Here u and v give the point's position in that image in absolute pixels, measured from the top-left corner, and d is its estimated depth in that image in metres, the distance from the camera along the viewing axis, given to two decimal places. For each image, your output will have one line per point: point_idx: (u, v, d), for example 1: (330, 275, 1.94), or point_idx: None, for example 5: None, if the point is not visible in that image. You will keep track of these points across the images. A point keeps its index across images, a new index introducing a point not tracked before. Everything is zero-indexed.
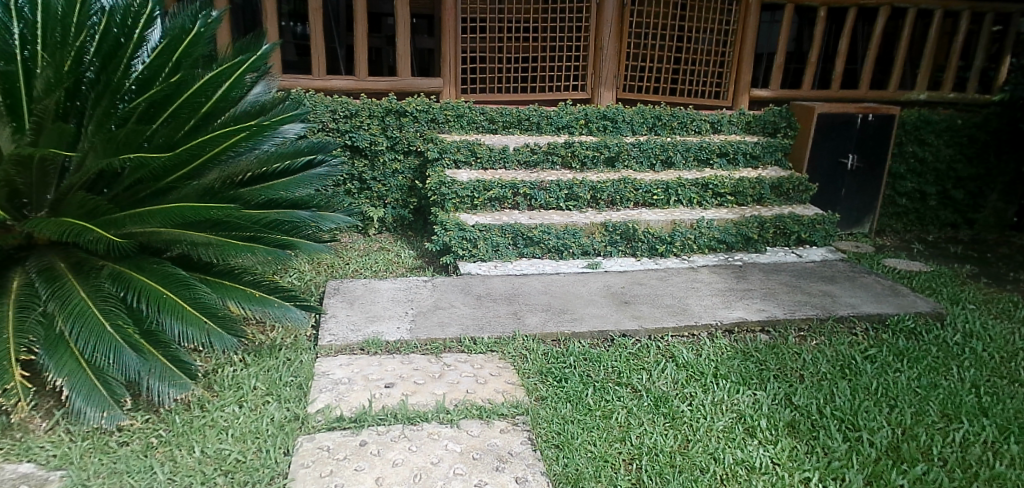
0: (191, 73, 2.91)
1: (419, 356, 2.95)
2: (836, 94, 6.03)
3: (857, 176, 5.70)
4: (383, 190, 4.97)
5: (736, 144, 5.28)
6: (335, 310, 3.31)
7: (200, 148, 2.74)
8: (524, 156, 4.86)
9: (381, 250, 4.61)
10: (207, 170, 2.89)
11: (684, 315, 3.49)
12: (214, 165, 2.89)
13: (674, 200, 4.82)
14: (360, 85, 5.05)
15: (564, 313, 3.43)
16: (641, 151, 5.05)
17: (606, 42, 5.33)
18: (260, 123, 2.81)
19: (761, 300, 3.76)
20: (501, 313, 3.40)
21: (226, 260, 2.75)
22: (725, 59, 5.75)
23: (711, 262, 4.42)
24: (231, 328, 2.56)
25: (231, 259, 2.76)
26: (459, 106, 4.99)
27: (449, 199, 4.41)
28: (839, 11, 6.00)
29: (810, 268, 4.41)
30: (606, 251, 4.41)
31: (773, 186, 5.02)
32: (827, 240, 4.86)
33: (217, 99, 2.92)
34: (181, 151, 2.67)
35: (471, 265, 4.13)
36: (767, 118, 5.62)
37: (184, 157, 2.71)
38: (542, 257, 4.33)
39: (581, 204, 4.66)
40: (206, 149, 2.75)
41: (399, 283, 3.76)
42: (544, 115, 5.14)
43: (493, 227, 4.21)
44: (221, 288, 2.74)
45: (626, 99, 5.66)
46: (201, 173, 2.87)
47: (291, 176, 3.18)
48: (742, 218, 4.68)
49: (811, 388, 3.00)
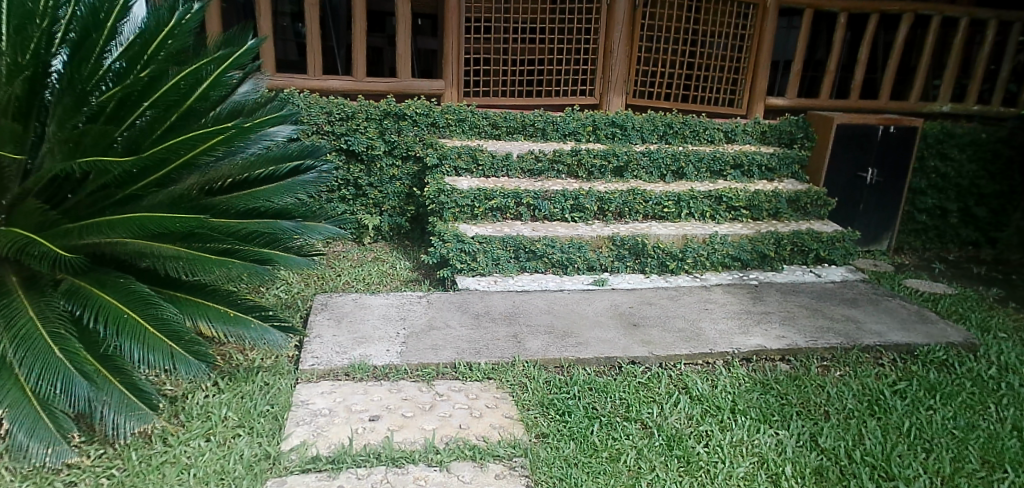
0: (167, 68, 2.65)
1: (410, 384, 2.70)
2: (856, 104, 5.75)
3: (877, 191, 5.44)
4: (379, 197, 4.72)
5: (752, 155, 5.01)
6: (320, 329, 3.05)
7: (170, 152, 2.50)
8: (528, 163, 4.61)
9: (375, 261, 4.37)
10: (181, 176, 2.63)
11: (698, 341, 3.23)
12: (188, 171, 2.63)
13: (687, 213, 4.55)
14: (357, 86, 4.80)
15: (569, 336, 3.17)
16: (651, 161, 4.80)
17: (616, 45, 5.08)
18: (240, 125, 2.57)
19: (781, 326, 3.49)
20: (501, 335, 3.14)
21: (200, 276, 2.49)
22: (740, 66, 5.49)
23: (725, 280, 4.16)
24: (200, 353, 2.29)
25: (206, 275, 2.50)
26: (461, 109, 4.75)
27: (448, 209, 4.16)
28: (861, 17, 5.72)
29: (830, 289, 4.15)
30: (614, 267, 4.14)
31: (790, 200, 4.76)
32: (847, 259, 4.58)
33: (194, 99, 2.66)
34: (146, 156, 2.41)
35: (470, 280, 3.87)
36: (784, 128, 5.36)
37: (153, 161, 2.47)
38: (546, 271, 4.07)
39: (587, 215, 4.40)
40: (173, 156, 2.51)
41: (392, 298, 3.51)
42: (550, 121, 4.89)
43: (494, 239, 3.96)
44: (193, 306, 2.49)
45: (636, 105, 5.40)
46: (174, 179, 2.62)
47: (277, 183, 2.91)
48: (758, 234, 4.42)
49: (838, 428, 2.74)
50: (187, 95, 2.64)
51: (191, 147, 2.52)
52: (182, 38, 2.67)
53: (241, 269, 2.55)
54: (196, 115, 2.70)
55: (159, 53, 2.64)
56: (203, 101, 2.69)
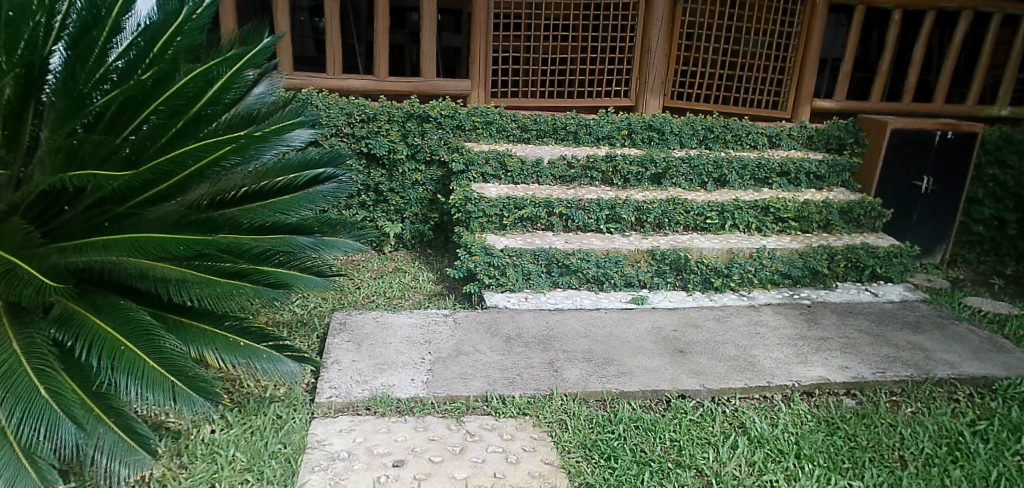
0: (175, 68, 2.38)
1: (437, 420, 2.43)
2: (908, 108, 5.35)
3: (931, 201, 5.07)
4: (401, 203, 4.45)
5: (799, 162, 4.67)
6: (339, 353, 2.79)
7: (176, 163, 2.29)
8: (560, 170, 4.31)
9: (396, 273, 4.11)
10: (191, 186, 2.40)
11: (754, 372, 2.92)
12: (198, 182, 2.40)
13: (731, 224, 4.23)
14: (379, 85, 4.53)
15: (609, 365, 2.87)
16: (691, 168, 4.48)
17: (654, 43, 4.77)
18: (249, 134, 2.35)
19: (843, 354, 3.17)
20: (535, 362, 2.86)
21: (208, 301, 2.24)
22: (786, 65, 5.14)
23: (774, 299, 3.84)
24: (205, 389, 2.04)
25: (214, 300, 2.25)
26: (488, 111, 4.47)
27: (475, 218, 3.89)
28: (916, 14, 5.31)
29: (889, 311, 3.80)
30: (653, 283, 3.85)
31: (842, 211, 4.41)
32: (904, 276, 4.22)
33: (204, 102, 2.40)
34: (146, 170, 2.23)
35: (499, 297, 3.60)
36: (832, 133, 5.01)
37: (155, 174, 2.27)
38: (579, 287, 3.78)
39: (624, 226, 4.09)
40: (179, 169, 2.30)
41: (415, 317, 3.25)
42: (583, 123, 4.59)
43: (525, 252, 3.67)
44: (199, 334, 2.24)
45: (673, 107, 5.07)
46: (183, 190, 2.40)
47: (293, 194, 2.71)
48: (809, 248, 4.08)
49: (919, 478, 2.41)
50: (197, 97, 2.38)
51: (196, 158, 2.30)
52: (193, 35, 2.42)
53: (252, 294, 2.32)
54: (208, 120, 2.44)
55: (167, 52, 2.38)
56: (214, 106, 2.42)
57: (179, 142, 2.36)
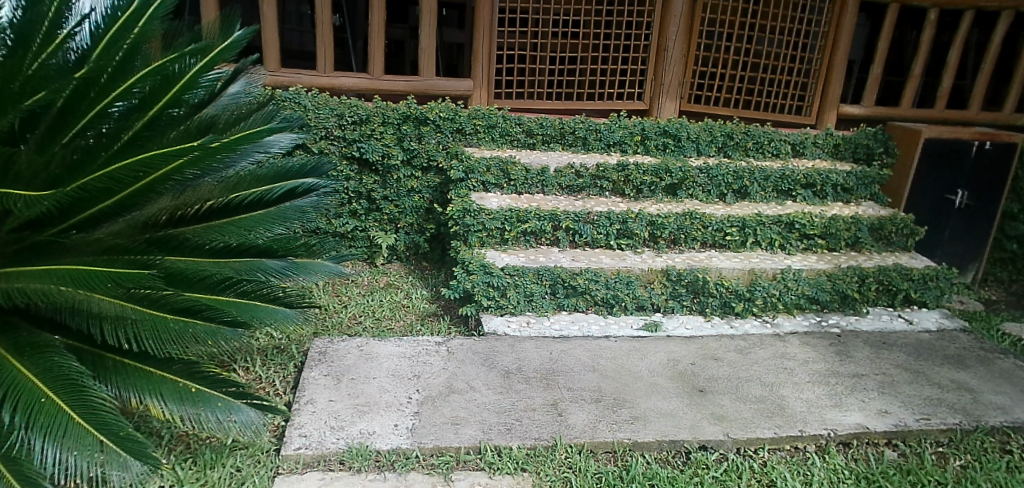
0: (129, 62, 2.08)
1: (422, 478, 2.10)
2: (940, 115, 4.98)
3: (966, 216, 4.71)
4: (395, 212, 4.11)
5: (826, 173, 4.32)
6: (314, 391, 2.48)
7: (115, 181, 2.01)
8: (567, 179, 3.98)
9: (387, 289, 3.78)
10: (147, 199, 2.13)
11: (783, 419, 2.59)
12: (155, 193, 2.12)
13: (752, 241, 3.89)
14: (374, 85, 4.19)
15: (620, 408, 2.55)
16: (709, 178, 4.14)
17: (671, 43, 4.44)
18: (202, 144, 2.04)
19: (881, 396, 2.83)
20: (537, 403, 2.53)
21: (148, 343, 1.91)
22: (811, 68, 4.79)
23: (800, 326, 3.51)
24: (141, 451, 1.69)
25: (157, 342, 1.92)
26: (491, 114, 4.14)
27: (474, 232, 3.56)
28: (953, 15, 4.91)
29: (927, 342, 3.46)
30: (667, 307, 3.51)
31: (873, 227, 4.06)
32: (940, 301, 3.86)
33: (163, 103, 2.08)
34: (70, 190, 1.97)
35: (498, 321, 3.27)
36: (859, 141, 4.66)
37: (89, 191, 2.01)
38: (587, 310, 3.45)
39: (636, 242, 3.76)
40: (117, 186, 2.03)
41: (405, 345, 2.93)
42: (593, 128, 4.26)
43: (528, 271, 3.33)
44: (143, 381, 1.93)
45: (690, 111, 4.72)
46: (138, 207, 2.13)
47: (264, 209, 2.38)
48: (837, 269, 3.74)
49: None
50: (154, 97, 2.07)
51: (139, 174, 2.02)
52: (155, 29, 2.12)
53: (203, 333, 1.98)
54: (170, 125, 2.12)
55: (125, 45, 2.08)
56: (176, 107, 2.11)
57: (136, 150, 2.03)
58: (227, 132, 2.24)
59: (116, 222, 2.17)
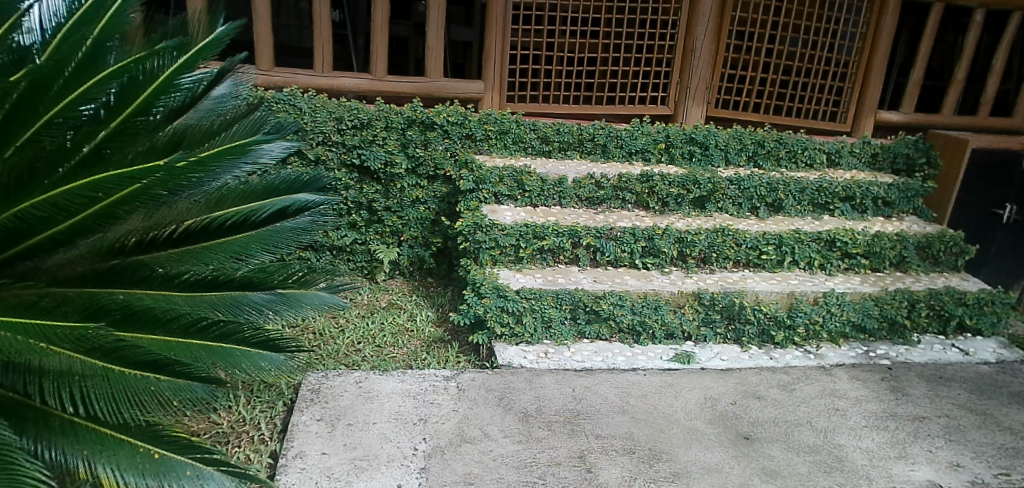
0: (94, 61, 1.77)
1: None
2: (985, 123, 4.61)
3: (1016, 232, 4.28)
4: (398, 224, 3.77)
5: (866, 186, 3.98)
6: (305, 440, 2.16)
7: (58, 209, 1.79)
8: (587, 190, 3.65)
9: (389, 310, 3.44)
10: (119, 219, 1.87)
11: (844, 475, 2.25)
12: (128, 213, 1.86)
13: (790, 261, 3.55)
14: (376, 86, 3.86)
15: (657, 462, 2.21)
16: (741, 190, 3.80)
17: (699, 43, 4.09)
18: (166, 164, 1.80)
19: (950, 446, 2.49)
20: (561, 456, 2.20)
21: (98, 405, 1.63)
22: (847, 71, 4.45)
23: (847, 357, 3.16)
24: None
25: (109, 405, 1.63)
26: (503, 119, 3.82)
27: (486, 249, 3.23)
28: (1002, 15, 4.55)
29: (988, 377, 3.11)
30: (700, 335, 3.16)
31: (919, 246, 3.73)
32: (997, 328, 3.51)
33: (130, 112, 1.79)
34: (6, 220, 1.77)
35: (513, 351, 2.93)
36: (899, 150, 4.31)
37: (27, 221, 1.80)
38: (611, 338, 3.10)
39: (663, 261, 3.43)
40: (60, 215, 1.81)
41: (409, 381, 2.60)
42: (613, 135, 3.92)
43: (546, 294, 3.00)
44: (94, 446, 1.66)
45: (718, 117, 4.38)
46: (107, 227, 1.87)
47: (251, 231, 2.04)
48: (884, 293, 3.40)
49: None
50: (122, 103, 1.78)
51: (98, 194, 1.78)
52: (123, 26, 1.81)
53: (167, 392, 1.68)
54: (142, 133, 1.83)
55: (87, 44, 1.77)
56: (148, 115, 1.81)
57: (98, 165, 1.78)
58: (196, 150, 1.89)
59: (78, 245, 1.90)
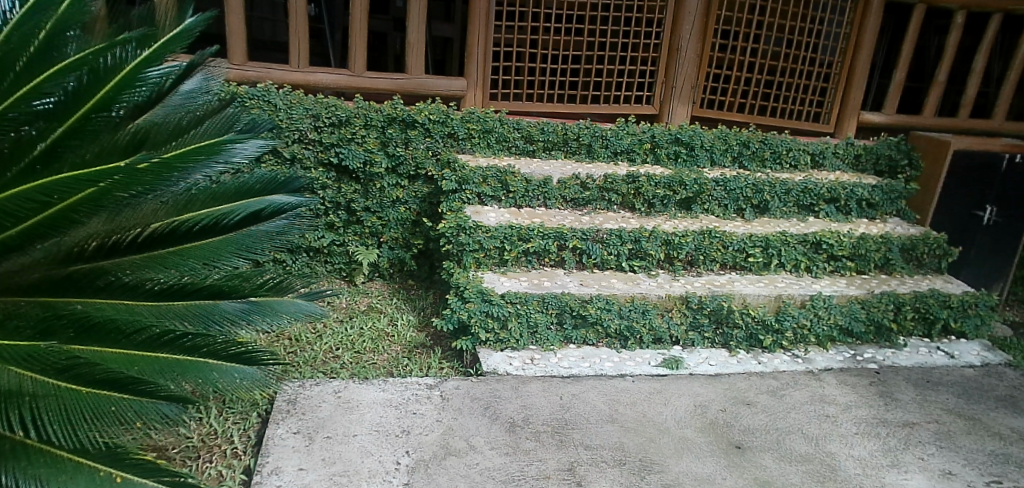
0: (51, 52, 1.63)
1: None
2: (965, 125, 4.63)
3: (996, 234, 4.32)
4: (378, 225, 3.65)
5: (851, 187, 3.97)
6: (281, 455, 2.04)
7: (7, 215, 1.66)
8: (572, 190, 3.58)
9: (369, 314, 3.32)
10: (77, 224, 1.73)
11: (838, 485, 2.21)
12: (88, 217, 1.73)
13: (776, 263, 3.51)
14: (355, 82, 3.73)
15: (649, 474, 2.15)
16: (727, 191, 3.76)
17: (685, 41, 4.04)
18: (126, 165, 1.68)
19: (941, 453, 2.47)
20: (550, 468, 2.12)
21: (53, 426, 1.53)
22: (831, 72, 4.43)
23: (834, 361, 3.13)
24: None
25: (64, 427, 1.54)
26: (486, 118, 3.73)
27: (469, 252, 3.13)
28: (982, 17, 4.57)
29: (973, 381, 3.11)
30: (687, 339, 3.10)
31: (903, 248, 3.72)
32: (980, 331, 3.52)
33: (89, 107, 1.66)
34: None
35: (498, 357, 2.84)
36: (881, 152, 4.32)
37: None
38: (597, 343, 3.03)
39: (650, 263, 3.36)
40: (10, 221, 1.67)
41: (391, 389, 2.49)
42: (599, 134, 3.85)
43: (532, 298, 2.92)
44: (51, 472, 1.55)
45: (703, 117, 4.33)
46: (64, 231, 1.73)
47: (219, 236, 1.90)
48: (870, 295, 3.38)
49: None
50: (80, 98, 1.66)
51: (52, 197, 1.66)
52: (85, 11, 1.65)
53: (130, 413, 1.57)
54: (103, 130, 1.71)
55: (42, 33, 1.61)
56: (108, 111, 1.69)
57: (55, 165, 1.67)
58: (160, 149, 1.77)
59: (31, 252, 1.74)
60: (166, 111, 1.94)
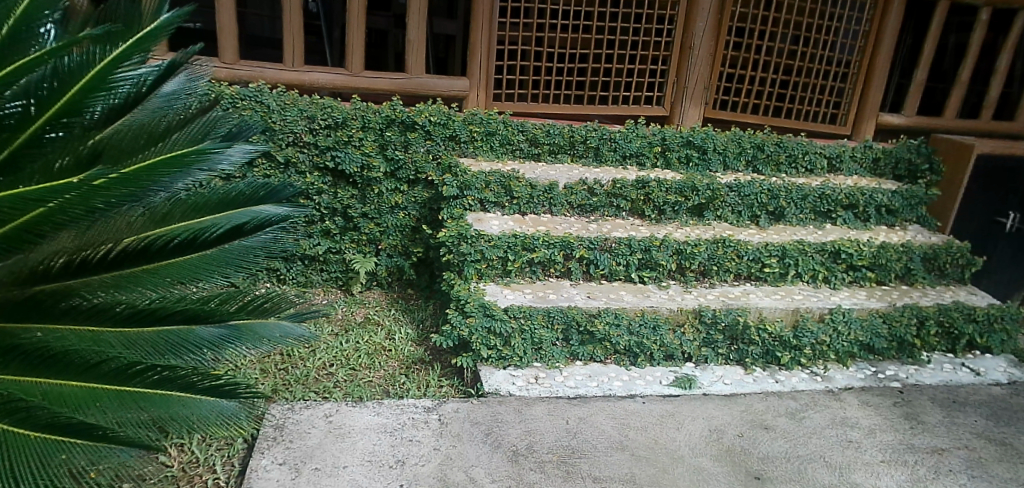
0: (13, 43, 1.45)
1: None
2: (987, 127, 4.45)
3: (1018, 240, 4.15)
4: (376, 232, 3.49)
5: (870, 193, 3.79)
6: None
7: None
8: (579, 196, 3.41)
9: (366, 326, 3.17)
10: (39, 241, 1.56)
11: None
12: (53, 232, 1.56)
13: (793, 274, 3.34)
14: (352, 82, 3.56)
15: None
16: (741, 197, 3.59)
17: (698, 39, 3.86)
18: (80, 182, 1.49)
19: (973, 483, 2.31)
20: None
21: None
22: (849, 71, 4.25)
23: (855, 379, 2.97)
24: None
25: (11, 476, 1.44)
26: (490, 120, 3.56)
27: (471, 262, 2.97)
28: (1007, 14, 4.38)
29: (1002, 401, 2.94)
30: (700, 355, 2.94)
31: (926, 257, 3.55)
32: (1007, 346, 3.35)
33: (54, 111, 1.51)
34: None
35: (501, 375, 2.68)
36: (901, 155, 4.14)
37: None
38: (606, 360, 2.87)
39: (661, 274, 3.20)
40: None
41: (386, 413, 2.34)
42: (607, 137, 3.69)
43: (536, 313, 2.76)
44: None
45: (715, 119, 4.16)
46: (26, 250, 1.57)
47: (198, 252, 1.72)
48: (892, 309, 3.21)
49: None
50: (47, 102, 1.50)
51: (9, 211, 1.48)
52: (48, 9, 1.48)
53: (82, 460, 1.45)
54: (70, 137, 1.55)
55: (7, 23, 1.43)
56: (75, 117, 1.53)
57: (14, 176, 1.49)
58: (122, 163, 1.60)
59: None
60: (145, 114, 1.77)
